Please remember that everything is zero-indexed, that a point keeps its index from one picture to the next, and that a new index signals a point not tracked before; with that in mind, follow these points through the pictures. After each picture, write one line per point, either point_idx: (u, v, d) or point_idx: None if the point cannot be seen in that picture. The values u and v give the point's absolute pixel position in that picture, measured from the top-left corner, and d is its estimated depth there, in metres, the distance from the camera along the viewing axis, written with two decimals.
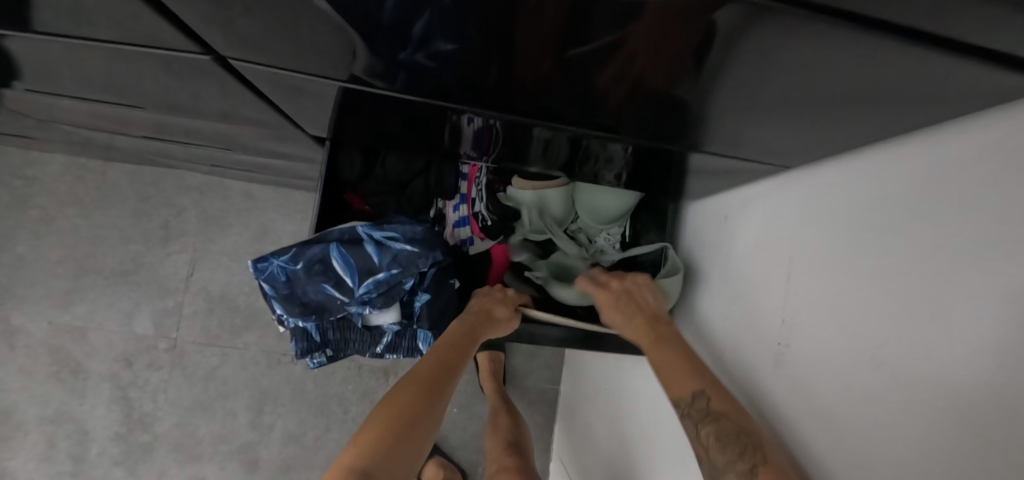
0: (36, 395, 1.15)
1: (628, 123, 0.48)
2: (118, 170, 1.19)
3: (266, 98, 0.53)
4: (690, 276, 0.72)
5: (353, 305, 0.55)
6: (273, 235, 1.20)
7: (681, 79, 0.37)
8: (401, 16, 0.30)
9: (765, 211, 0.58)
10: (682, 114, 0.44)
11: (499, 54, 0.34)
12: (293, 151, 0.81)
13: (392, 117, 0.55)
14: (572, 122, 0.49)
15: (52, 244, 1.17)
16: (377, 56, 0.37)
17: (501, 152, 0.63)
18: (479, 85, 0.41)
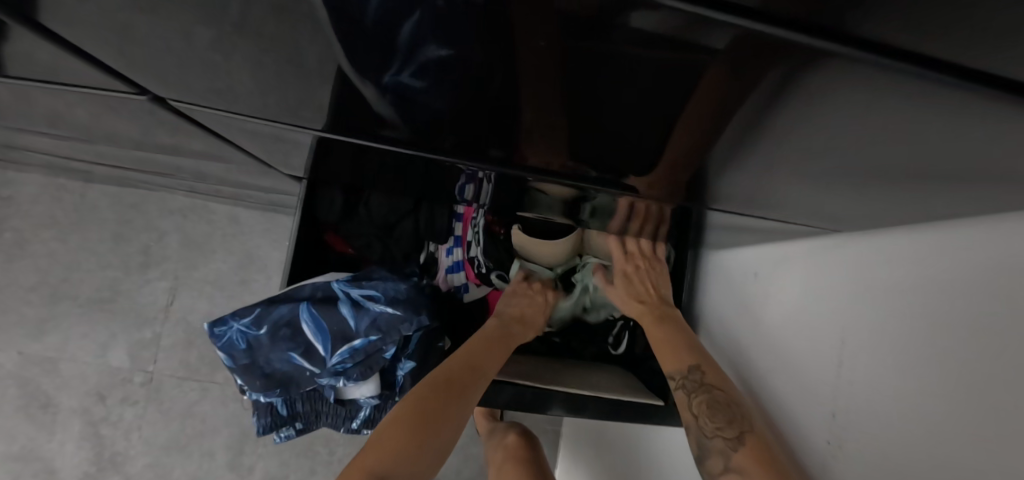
0: (2, 430, 1.07)
1: (647, 178, 0.41)
2: (98, 192, 1.12)
3: (227, 136, 0.46)
4: (708, 331, 0.67)
5: (324, 376, 0.47)
6: (259, 263, 1.13)
7: (719, 134, 0.30)
8: (368, 37, 0.21)
9: (799, 276, 0.51)
10: (709, 172, 0.38)
11: (501, 87, 0.25)
12: (272, 183, 0.74)
13: (377, 154, 0.48)
14: (584, 170, 0.41)
15: (26, 269, 1.11)
16: (333, 80, 0.28)
17: (501, 197, 0.57)
18: (472, 126, 0.33)
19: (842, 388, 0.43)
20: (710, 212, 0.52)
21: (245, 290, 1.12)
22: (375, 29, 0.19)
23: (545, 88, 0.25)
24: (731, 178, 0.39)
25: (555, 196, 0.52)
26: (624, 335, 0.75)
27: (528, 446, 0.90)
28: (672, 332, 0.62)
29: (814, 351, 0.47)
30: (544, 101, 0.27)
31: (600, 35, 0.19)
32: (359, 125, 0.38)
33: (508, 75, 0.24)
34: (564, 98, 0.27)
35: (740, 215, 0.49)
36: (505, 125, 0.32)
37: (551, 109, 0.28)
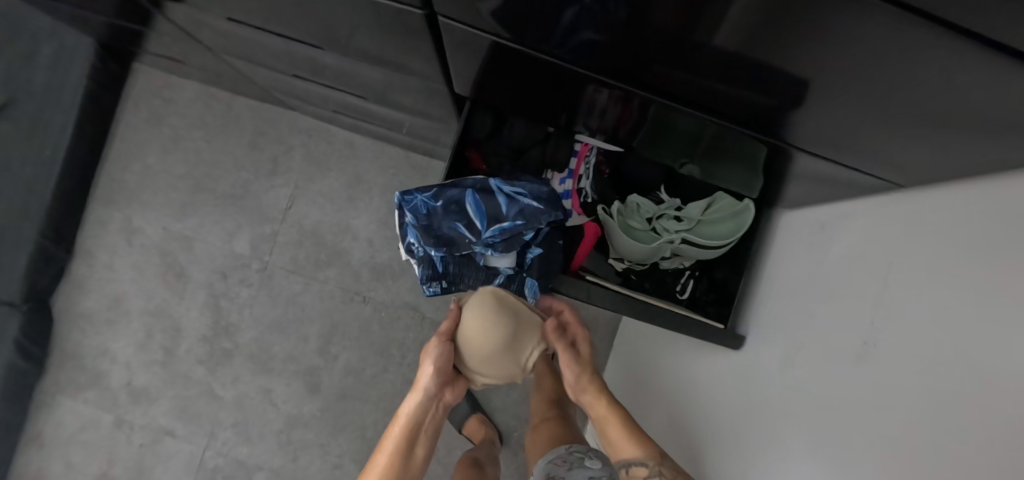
0: (144, 289, 1.31)
1: (752, 103, 0.52)
2: (241, 104, 1.32)
3: (444, 54, 0.62)
4: (764, 276, 0.76)
5: (480, 244, 0.63)
6: (366, 184, 1.30)
7: (807, 69, 0.41)
8: (552, 38, 0.50)
9: (861, 223, 0.59)
10: (805, 104, 0.48)
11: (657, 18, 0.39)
12: (417, 106, 0.90)
13: (531, 78, 0.64)
14: (694, 94, 0.54)
15: (177, 161, 1.33)
16: (538, 14, 0.45)
17: (619, 125, 0.73)
18: (635, 40, 0.45)
19: (875, 305, 0.53)
20: (794, 159, 0.62)
21: (351, 207, 1.30)
22: (552, 40, 0.51)
23: (709, 13, 0.36)
24: (820, 113, 0.49)
25: (665, 128, 0.69)
26: (690, 283, 0.85)
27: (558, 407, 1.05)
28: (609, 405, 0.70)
29: (858, 278, 0.57)
30: (702, 26, 0.39)
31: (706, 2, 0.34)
32: (532, 42, 0.53)
33: (690, 0, 0.35)
34: (690, 31, 0.40)
35: (825, 160, 0.59)
36: (646, 49, 0.47)
37: (708, 34, 0.40)
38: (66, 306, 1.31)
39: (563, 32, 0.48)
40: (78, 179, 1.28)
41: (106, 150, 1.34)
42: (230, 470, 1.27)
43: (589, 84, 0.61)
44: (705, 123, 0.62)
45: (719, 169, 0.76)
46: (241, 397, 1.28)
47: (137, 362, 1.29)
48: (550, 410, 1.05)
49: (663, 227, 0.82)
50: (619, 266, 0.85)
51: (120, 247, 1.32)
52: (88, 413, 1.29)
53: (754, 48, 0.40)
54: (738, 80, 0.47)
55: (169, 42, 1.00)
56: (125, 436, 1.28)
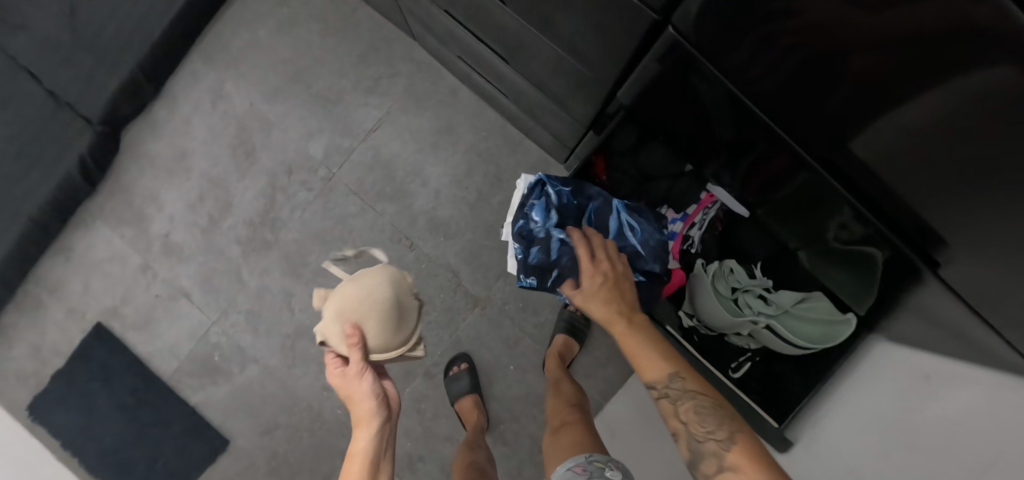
0: (211, 153, 1.31)
1: (948, 212, 0.47)
2: (365, 14, 1.30)
3: (629, 69, 0.62)
4: (852, 389, 0.72)
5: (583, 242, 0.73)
6: (454, 136, 1.28)
7: (1004, 209, 0.39)
8: (754, 73, 0.51)
9: (975, 395, 0.54)
10: (1001, 245, 0.42)
11: (880, 90, 0.41)
12: (552, 88, 0.87)
13: (706, 104, 0.63)
14: (865, 177, 0.54)
15: (285, 44, 1.31)
16: (763, 47, 0.46)
17: (757, 186, 0.72)
18: (840, 103, 0.47)
19: None
20: (925, 275, 0.58)
21: (432, 153, 1.28)
22: (750, 76, 0.52)
23: (951, 101, 0.36)
24: (997, 267, 0.45)
25: (801, 207, 0.69)
26: (747, 364, 0.83)
27: (579, 409, 0.99)
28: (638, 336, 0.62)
29: (954, 454, 0.52)
30: (940, 111, 0.38)
31: (942, 90, 0.36)
32: (732, 71, 0.54)
33: (926, 85, 0.37)
34: (904, 114, 0.41)
35: (965, 311, 0.52)
36: (846, 115, 0.47)
37: (943, 123, 0.39)
38: (135, 141, 1.32)
39: (769, 71, 0.49)
40: (188, 26, 1.27)
41: (223, 8, 1.32)
42: (228, 352, 1.30)
43: (756, 135, 0.62)
44: (853, 220, 0.61)
45: (833, 269, 0.74)
46: (263, 290, 1.29)
47: (181, 219, 1.31)
48: (571, 414, 0.98)
49: (747, 302, 0.80)
50: (686, 322, 0.83)
51: (203, 106, 1.32)
52: (120, 248, 1.31)
53: (965, 153, 0.39)
54: (950, 183, 0.44)
55: None
56: (145, 282, 1.31)
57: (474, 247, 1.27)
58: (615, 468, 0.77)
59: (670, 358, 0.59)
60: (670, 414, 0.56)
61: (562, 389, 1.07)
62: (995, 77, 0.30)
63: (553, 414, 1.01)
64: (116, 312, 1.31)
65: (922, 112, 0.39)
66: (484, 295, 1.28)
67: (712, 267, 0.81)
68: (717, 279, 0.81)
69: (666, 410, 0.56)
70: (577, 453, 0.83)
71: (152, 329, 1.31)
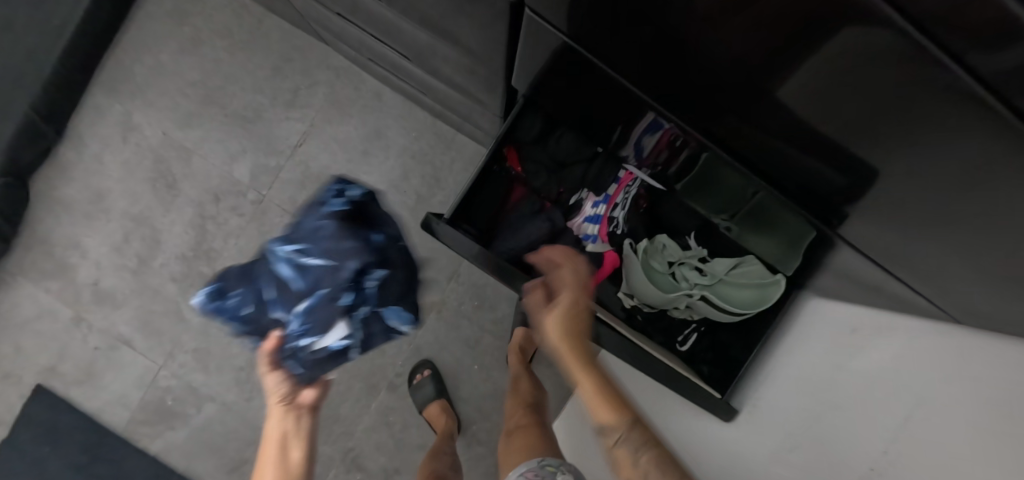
0: (130, 190, 1.24)
1: (817, 173, 0.49)
2: (273, 24, 1.24)
3: (511, 52, 0.59)
4: (776, 353, 0.74)
5: (319, 262, 0.57)
6: (384, 141, 1.23)
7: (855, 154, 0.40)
8: (617, 55, 0.50)
9: (898, 340, 0.56)
10: (886, 204, 0.44)
11: (724, 62, 0.40)
12: (461, 82, 0.82)
13: (597, 86, 0.61)
14: (744, 148, 0.54)
15: (191, 66, 1.24)
16: (617, 28, 0.45)
17: (667, 161, 0.71)
18: (699, 79, 0.46)
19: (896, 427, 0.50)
20: (836, 242, 0.59)
21: (363, 161, 1.23)
22: (616, 57, 0.51)
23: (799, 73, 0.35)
24: (874, 212, 0.46)
25: (709, 177, 0.68)
26: (693, 336, 0.83)
27: (532, 411, 0.98)
28: (597, 376, 0.60)
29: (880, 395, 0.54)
30: (781, 77, 0.37)
31: (769, 53, 0.35)
32: (598, 55, 0.52)
33: (755, 54, 0.36)
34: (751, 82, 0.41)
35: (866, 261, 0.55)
36: (708, 88, 0.47)
37: (799, 97, 0.38)
38: (44, 188, 1.24)
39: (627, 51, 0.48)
40: (82, 60, 1.19)
41: (118, 35, 1.25)
42: (181, 394, 1.24)
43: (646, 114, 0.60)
44: (752, 185, 0.61)
45: (757, 234, 0.73)
46: (207, 325, 1.24)
47: (108, 263, 1.24)
48: (526, 414, 0.97)
49: (683, 275, 0.80)
50: (627, 303, 0.82)
51: (114, 141, 1.24)
52: (47, 303, 1.24)
53: (810, 112, 0.39)
54: (820, 150, 0.44)
55: None
56: (81, 335, 1.24)
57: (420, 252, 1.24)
58: (566, 474, 0.76)
59: (626, 402, 0.58)
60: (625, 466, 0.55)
61: (519, 388, 1.05)
62: (808, 27, 0.29)
63: (509, 416, 0.99)
64: (55, 371, 1.24)
65: (762, 78, 0.39)
66: (437, 299, 1.25)
67: (646, 243, 0.81)
68: (651, 255, 0.80)
69: (623, 461, 0.55)
70: (529, 458, 0.82)
71: (96, 382, 1.24)
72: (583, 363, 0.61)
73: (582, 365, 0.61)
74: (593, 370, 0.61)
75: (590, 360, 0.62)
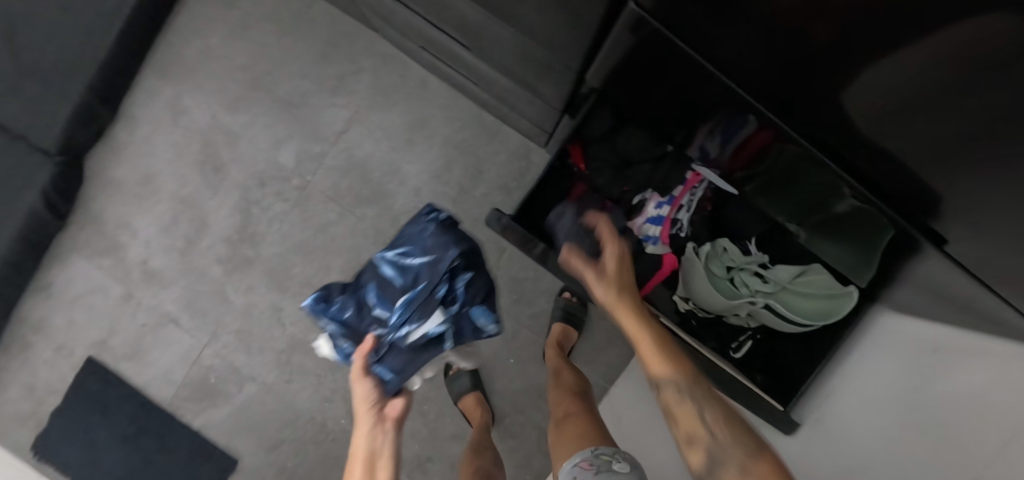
0: (179, 172, 1.26)
1: (945, 173, 0.44)
2: (321, 8, 1.23)
3: (596, 48, 0.57)
4: (846, 367, 0.71)
5: (422, 258, 0.76)
6: (428, 130, 1.22)
7: (1004, 160, 0.36)
8: (724, 49, 0.47)
9: (989, 364, 0.51)
10: (1013, 213, 0.40)
11: (861, 53, 0.37)
12: (521, 73, 0.80)
13: (682, 83, 0.58)
14: (847, 149, 0.52)
15: (240, 50, 1.24)
16: (731, 19, 0.42)
17: (744, 162, 0.68)
18: (821, 71, 0.42)
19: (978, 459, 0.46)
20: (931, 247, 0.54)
21: (407, 149, 1.22)
22: (717, 51, 0.48)
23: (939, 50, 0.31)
24: (1002, 224, 0.42)
25: (790, 182, 0.65)
26: (749, 343, 0.81)
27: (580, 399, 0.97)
28: (649, 335, 0.63)
29: (964, 422, 0.50)
30: (934, 69, 0.33)
31: (925, 40, 0.31)
32: (698, 49, 0.49)
33: (910, 42, 0.32)
34: (889, 73, 0.37)
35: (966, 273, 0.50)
36: (828, 83, 0.43)
37: (934, 78, 0.34)
38: (98, 167, 1.27)
39: (737, 43, 0.45)
40: (136, 42, 1.21)
41: (170, 17, 1.26)
42: (224, 374, 1.27)
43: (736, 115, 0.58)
44: (841, 190, 0.59)
45: (829, 242, 0.72)
46: (250, 307, 1.26)
47: (157, 243, 1.27)
48: (572, 404, 0.95)
49: (743, 281, 0.77)
50: (681, 305, 0.80)
51: (164, 124, 1.26)
52: (99, 279, 1.28)
53: (962, 107, 0.35)
54: (961, 152, 0.40)
55: None
56: (131, 312, 1.28)
57: None
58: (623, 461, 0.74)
59: (684, 362, 0.59)
60: (679, 415, 0.55)
61: (561, 380, 1.05)
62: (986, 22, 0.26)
63: (554, 406, 0.99)
64: (106, 345, 1.28)
65: (908, 69, 0.35)
66: None
67: (705, 248, 0.78)
68: (711, 258, 0.77)
69: (682, 413, 0.55)
70: (584, 447, 0.80)
71: (144, 358, 1.28)
72: (634, 319, 0.64)
73: (632, 319, 0.64)
74: (649, 329, 0.64)
75: (640, 320, 0.65)
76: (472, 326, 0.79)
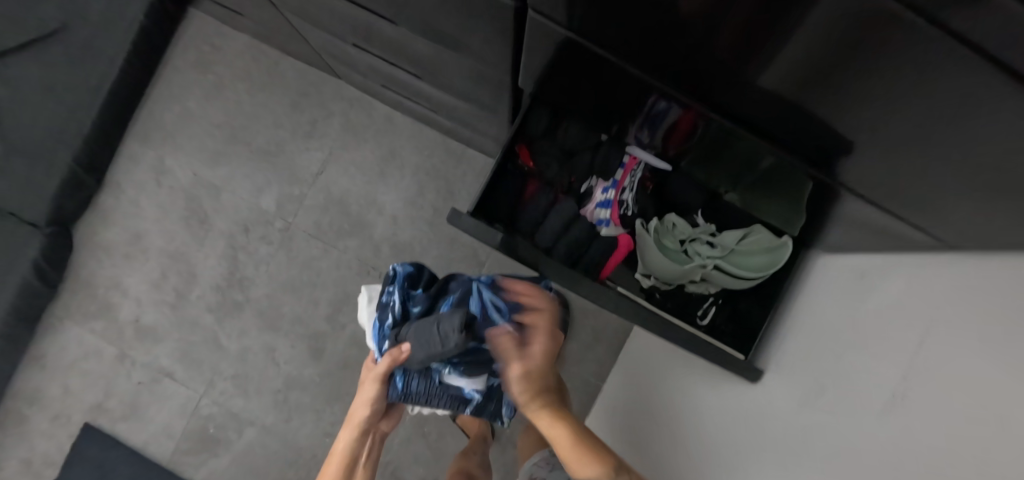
0: (166, 229, 1.32)
1: (809, 131, 0.52)
2: (289, 64, 1.34)
3: (516, 54, 0.66)
4: (795, 330, 0.75)
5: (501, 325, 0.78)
6: (399, 162, 1.31)
7: (837, 103, 0.44)
8: (610, 44, 0.55)
9: (903, 278, 0.59)
10: (875, 145, 0.47)
11: (704, 36, 0.45)
12: (469, 93, 0.89)
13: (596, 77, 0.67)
14: (742, 118, 0.58)
15: (217, 109, 1.33)
16: (604, 19, 0.50)
17: (674, 138, 0.76)
18: (686, 58, 0.50)
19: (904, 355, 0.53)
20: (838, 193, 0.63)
21: (381, 181, 1.30)
22: (608, 48, 0.56)
23: (783, 12, 0.36)
24: (867, 158, 0.50)
25: (714, 149, 0.73)
26: (712, 309, 0.87)
27: None
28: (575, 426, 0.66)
29: (887, 329, 0.57)
30: (754, 38, 0.41)
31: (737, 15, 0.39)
32: (594, 47, 0.57)
33: (728, 19, 0.40)
34: (730, 50, 0.45)
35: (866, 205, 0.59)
36: (696, 66, 0.51)
37: (772, 44, 0.41)
38: (87, 234, 1.32)
39: (619, 39, 0.53)
40: (117, 113, 1.29)
41: (148, 88, 1.36)
42: (223, 421, 1.29)
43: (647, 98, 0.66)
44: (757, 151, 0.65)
45: (763, 200, 0.78)
46: (244, 351, 1.29)
47: (148, 300, 1.31)
48: None
49: (696, 251, 0.85)
50: (645, 282, 0.88)
51: (149, 186, 1.33)
52: (92, 342, 1.30)
53: (789, 70, 0.43)
54: (809, 106, 0.47)
55: None
56: (126, 371, 1.30)
57: (441, 263, 1.28)
58: None
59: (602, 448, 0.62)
60: None
61: None
62: None
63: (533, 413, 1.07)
64: (103, 408, 1.30)
65: (739, 43, 0.43)
66: None
67: (655, 224, 0.87)
68: (663, 234, 0.86)
69: None
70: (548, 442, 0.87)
71: (141, 416, 1.29)
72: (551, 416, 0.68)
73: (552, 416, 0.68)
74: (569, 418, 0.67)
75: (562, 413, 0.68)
76: (491, 410, 0.90)
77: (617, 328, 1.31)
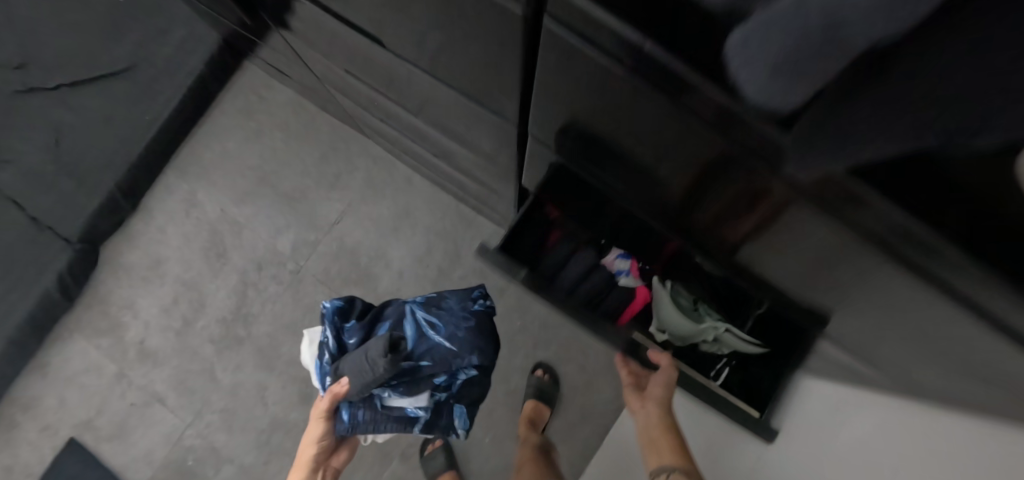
0: (185, 258, 1.39)
1: (776, 276, 0.57)
2: (324, 119, 1.44)
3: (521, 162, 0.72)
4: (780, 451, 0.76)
5: (441, 345, 0.86)
6: (412, 220, 1.37)
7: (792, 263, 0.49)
8: (602, 172, 0.62)
9: (874, 417, 0.62)
10: (834, 303, 0.52)
11: (679, 186, 0.50)
12: (481, 176, 0.95)
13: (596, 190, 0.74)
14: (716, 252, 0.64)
15: (252, 153, 1.43)
16: (596, 153, 0.56)
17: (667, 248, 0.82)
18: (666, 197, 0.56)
19: None
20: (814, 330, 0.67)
21: (393, 237, 1.36)
22: (600, 173, 0.62)
23: (738, 189, 0.41)
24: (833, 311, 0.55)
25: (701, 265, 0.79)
26: (724, 370, 0.91)
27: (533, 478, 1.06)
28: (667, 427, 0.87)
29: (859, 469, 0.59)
30: (717, 199, 0.47)
31: (704, 180, 0.45)
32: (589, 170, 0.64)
33: (697, 181, 0.46)
34: (700, 202, 0.51)
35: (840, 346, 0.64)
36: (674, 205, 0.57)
37: (732, 208, 0.46)
38: (111, 254, 1.39)
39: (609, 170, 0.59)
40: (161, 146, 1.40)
41: None
42: (203, 455, 1.29)
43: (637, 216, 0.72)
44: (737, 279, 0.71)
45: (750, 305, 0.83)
46: (236, 386, 1.32)
47: (155, 324, 1.36)
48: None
49: (708, 311, 0.91)
50: (659, 336, 0.94)
51: (176, 216, 1.41)
52: (95, 358, 1.35)
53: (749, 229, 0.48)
54: (770, 259, 0.53)
55: (274, 53, 1.11)
56: (120, 391, 1.33)
57: None
58: None
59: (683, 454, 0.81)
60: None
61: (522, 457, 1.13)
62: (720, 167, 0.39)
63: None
64: (91, 425, 1.32)
65: (708, 200, 0.49)
66: None
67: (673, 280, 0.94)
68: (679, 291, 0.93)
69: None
70: None
71: (126, 438, 1.31)
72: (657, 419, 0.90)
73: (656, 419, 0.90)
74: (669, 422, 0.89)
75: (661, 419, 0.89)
76: (443, 424, 0.92)
77: (606, 410, 1.30)
